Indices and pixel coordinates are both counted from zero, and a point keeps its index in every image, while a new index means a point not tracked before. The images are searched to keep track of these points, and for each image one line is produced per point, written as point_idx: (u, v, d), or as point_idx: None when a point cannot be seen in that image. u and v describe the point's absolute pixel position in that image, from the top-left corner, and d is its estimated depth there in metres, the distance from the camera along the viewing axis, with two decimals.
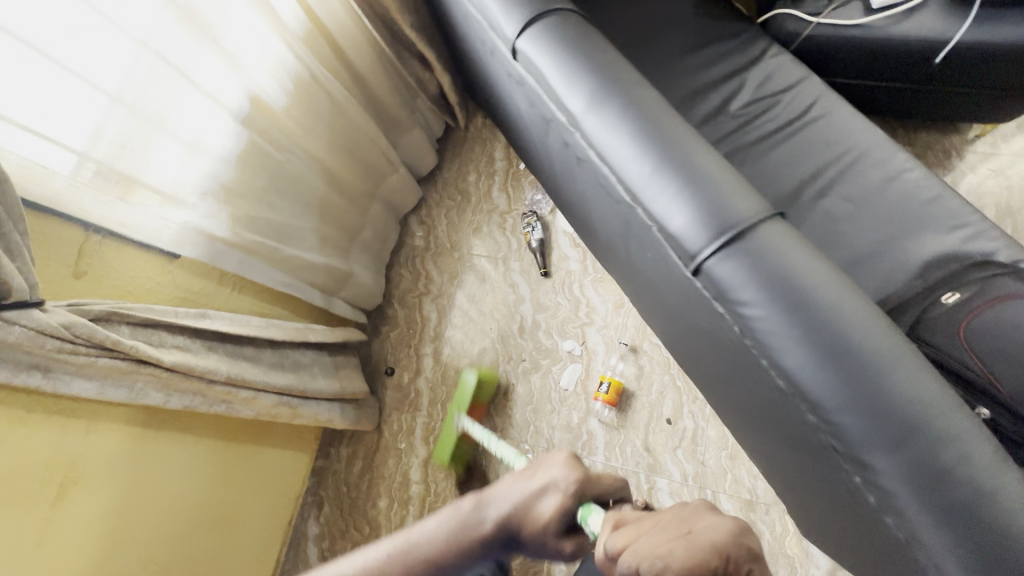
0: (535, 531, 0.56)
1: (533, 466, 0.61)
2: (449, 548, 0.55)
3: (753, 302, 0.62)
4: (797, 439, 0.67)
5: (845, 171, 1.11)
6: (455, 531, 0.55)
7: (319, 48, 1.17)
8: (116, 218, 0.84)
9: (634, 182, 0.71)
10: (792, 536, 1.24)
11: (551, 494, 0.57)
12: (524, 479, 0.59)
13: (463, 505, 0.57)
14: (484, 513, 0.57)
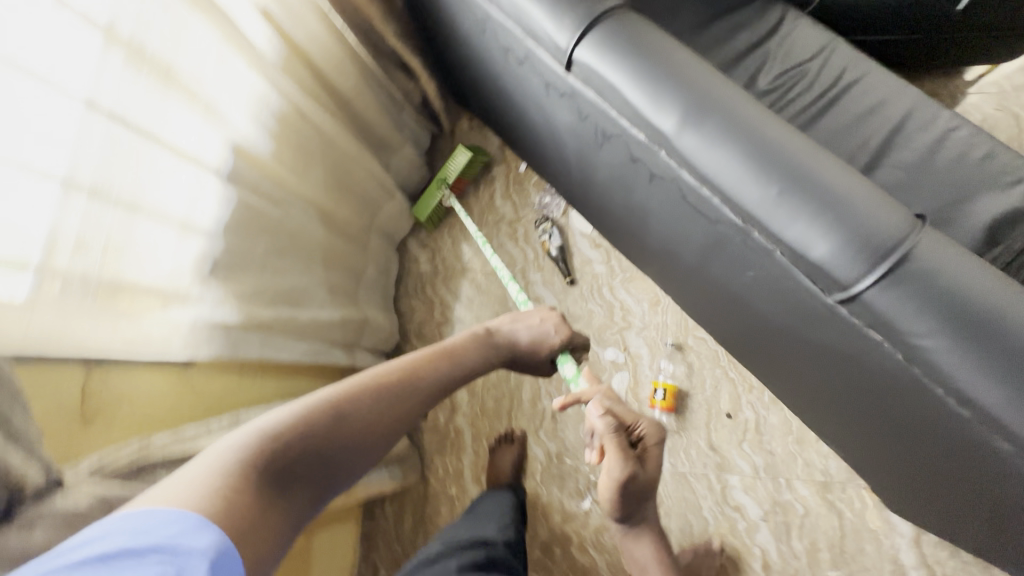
0: (530, 353, 0.93)
1: (531, 313, 0.95)
2: (466, 354, 0.83)
3: (924, 331, 0.55)
4: (978, 464, 0.62)
5: (893, 137, 1.04)
6: (477, 344, 0.86)
7: (301, 77, 0.96)
8: (112, 337, 0.65)
9: (754, 209, 0.61)
10: (872, 510, 1.23)
11: (550, 329, 0.94)
12: (524, 322, 0.93)
13: (473, 330, 0.89)
14: (494, 335, 0.89)
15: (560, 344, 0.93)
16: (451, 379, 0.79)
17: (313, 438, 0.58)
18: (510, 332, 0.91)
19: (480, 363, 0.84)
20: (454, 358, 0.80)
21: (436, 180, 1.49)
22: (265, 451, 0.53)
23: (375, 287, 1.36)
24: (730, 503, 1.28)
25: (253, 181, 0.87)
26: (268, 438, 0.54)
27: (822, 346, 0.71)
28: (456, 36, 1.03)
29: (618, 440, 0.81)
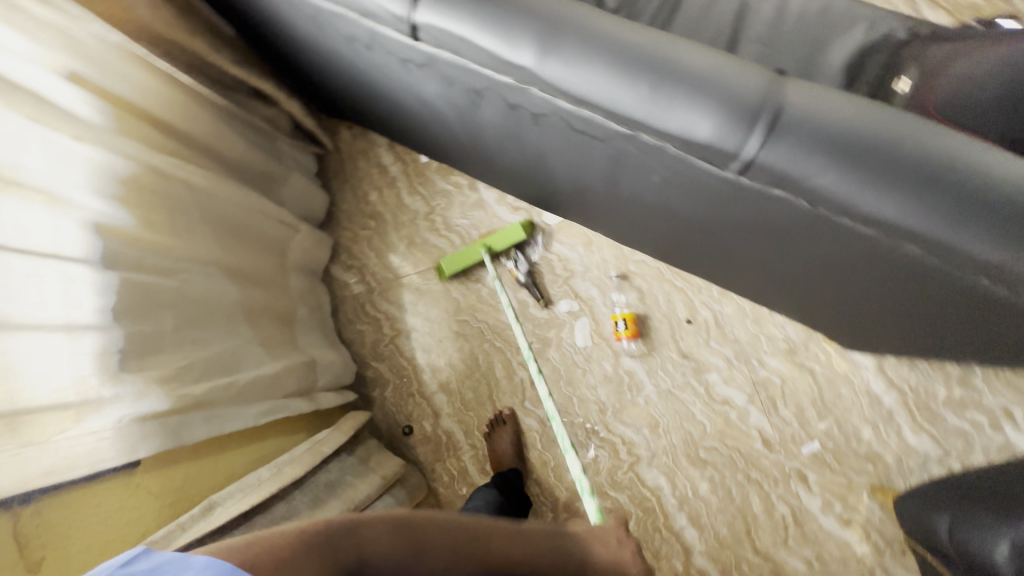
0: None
1: (607, 530, 0.83)
2: (544, 547, 0.76)
3: (820, 172, 0.57)
4: (907, 274, 0.67)
5: (745, 14, 1.08)
6: (553, 542, 0.78)
7: (145, 133, 0.87)
8: (32, 469, 0.60)
9: (633, 112, 0.62)
10: (836, 356, 1.32)
11: (629, 559, 0.80)
12: (602, 541, 0.81)
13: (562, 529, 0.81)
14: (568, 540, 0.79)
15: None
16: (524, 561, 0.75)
17: (387, 545, 0.65)
18: (585, 544, 0.80)
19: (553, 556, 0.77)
20: (536, 552, 0.75)
21: (482, 244, 1.40)
22: (343, 537, 0.62)
23: (312, 326, 1.30)
24: (718, 399, 1.33)
25: (133, 258, 0.79)
26: (352, 529, 0.63)
27: (739, 218, 0.75)
28: (297, 43, 0.97)
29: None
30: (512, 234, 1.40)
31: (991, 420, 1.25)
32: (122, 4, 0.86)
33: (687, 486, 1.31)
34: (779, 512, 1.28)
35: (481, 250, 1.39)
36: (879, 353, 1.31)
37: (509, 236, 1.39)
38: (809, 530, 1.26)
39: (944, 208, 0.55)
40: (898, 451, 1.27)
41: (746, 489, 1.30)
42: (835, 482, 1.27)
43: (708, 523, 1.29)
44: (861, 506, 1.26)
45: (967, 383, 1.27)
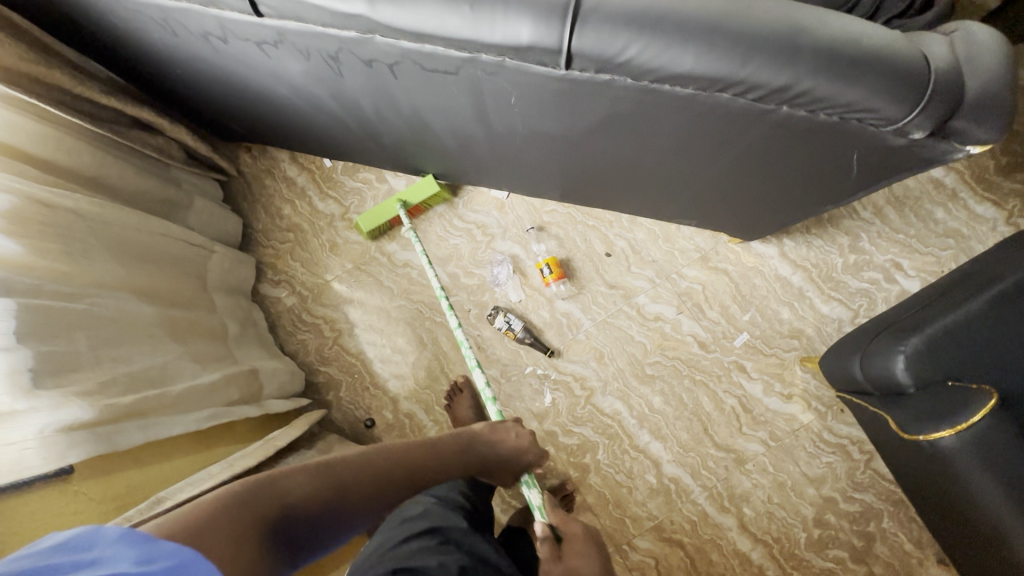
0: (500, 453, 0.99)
1: (505, 427, 1.02)
2: (452, 447, 0.93)
3: (628, 45, 0.65)
4: (737, 127, 0.76)
5: None
6: (460, 441, 0.95)
7: (19, 169, 0.88)
8: None
9: (464, 32, 0.69)
10: (743, 253, 1.44)
11: (523, 444, 1.01)
12: (500, 435, 1.01)
13: (472, 442, 0.96)
14: (476, 440, 0.97)
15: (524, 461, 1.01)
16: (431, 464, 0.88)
17: (307, 492, 0.73)
18: (488, 439, 0.98)
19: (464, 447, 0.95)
20: (438, 444, 0.91)
21: (395, 199, 1.40)
22: (261, 491, 0.69)
23: (248, 341, 1.30)
24: (650, 317, 1.42)
25: (29, 284, 0.80)
26: (270, 485, 0.70)
27: (593, 115, 0.83)
28: (161, 57, 0.99)
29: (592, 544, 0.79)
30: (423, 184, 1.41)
31: (885, 274, 1.39)
32: None
33: (642, 404, 1.39)
34: (728, 404, 1.37)
35: (396, 206, 1.40)
36: (779, 241, 1.43)
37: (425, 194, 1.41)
38: (757, 414, 1.36)
39: (733, 50, 0.63)
40: (816, 322, 1.39)
41: (695, 392, 1.38)
42: (770, 364, 1.38)
43: (669, 432, 1.37)
44: (797, 379, 1.37)
45: (858, 248, 1.41)
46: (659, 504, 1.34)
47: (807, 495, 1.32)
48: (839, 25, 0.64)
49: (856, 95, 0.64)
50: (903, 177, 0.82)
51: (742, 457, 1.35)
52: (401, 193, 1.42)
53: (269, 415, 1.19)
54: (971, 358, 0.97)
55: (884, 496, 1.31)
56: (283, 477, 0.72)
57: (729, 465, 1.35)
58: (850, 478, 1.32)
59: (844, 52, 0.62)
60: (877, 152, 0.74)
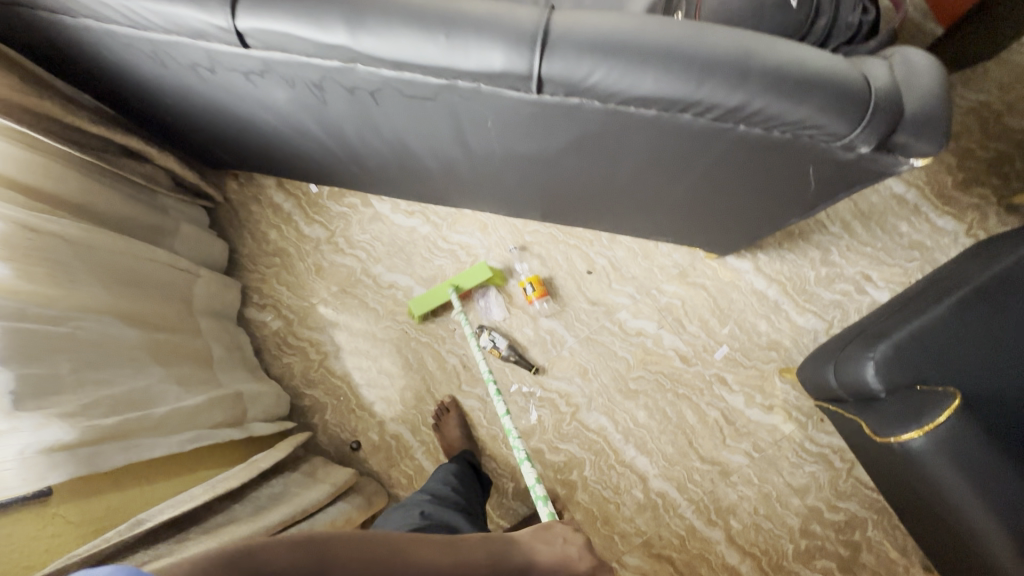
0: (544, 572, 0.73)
1: (553, 530, 0.79)
2: (481, 559, 0.69)
3: (593, 70, 0.70)
4: (700, 145, 0.81)
5: None
6: (492, 549, 0.71)
7: (8, 197, 0.89)
8: None
9: (439, 59, 0.73)
10: (720, 268, 1.48)
11: (573, 554, 0.76)
12: (545, 541, 0.77)
13: (509, 556, 0.71)
14: (514, 550, 0.73)
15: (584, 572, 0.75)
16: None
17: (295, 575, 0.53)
18: (530, 546, 0.75)
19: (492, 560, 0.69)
20: (456, 551, 0.67)
21: (448, 283, 1.43)
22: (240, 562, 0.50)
23: (232, 365, 1.30)
24: (632, 332, 1.45)
25: (13, 308, 0.80)
26: (248, 557, 0.51)
27: (565, 137, 0.87)
28: (151, 88, 1.03)
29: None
30: (478, 273, 1.44)
31: (856, 286, 1.44)
32: None
33: (626, 419, 1.40)
34: (711, 417, 1.39)
35: (449, 290, 1.42)
36: (753, 256, 1.48)
37: (479, 280, 1.43)
38: (740, 425, 1.38)
39: (689, 74, 0.68)
40: (792, 334, 1.43)
41: (679, 405, 1.40)
42: (750, 375, 1.41)
43: (655, 447, 1.38)
44: (777, 390, 1.40)
45: (828, 261, 1.46)
46: (647, 519, 1.34)
47: (792, 505, 1.33)
48: (787, 50, 0.69)
49: (805, 113, 0.69)
50: (856, 191, 0.87)
51: (726, 469, 1.36)
52: (454, 279, 1.44)
53: (253, 438, 1.18)
54: (934, 362, 1.01)
55: (867, 504, 1.32)
56: (272, 551, 0.53)
57: (715, 478, 1.36)
58: (833, 487, 1.34)
59: (792, 75, 0.67)
60: (830, 166, 0.78)
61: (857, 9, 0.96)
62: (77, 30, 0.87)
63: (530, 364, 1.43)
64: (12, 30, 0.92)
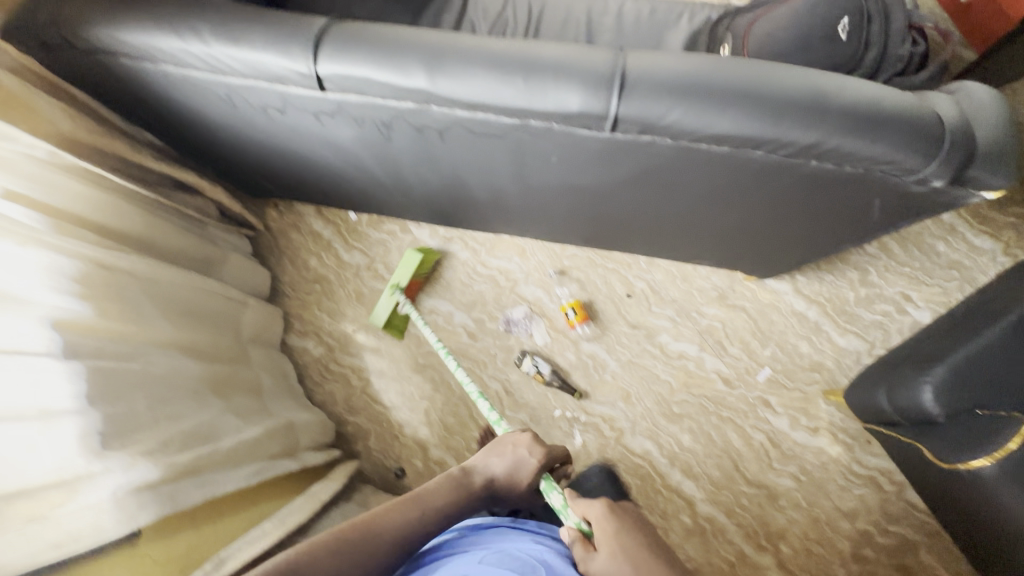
0: (507, 485, 0.88)
1: (504, 442, 0.91)
2: (447, 495, 0.83)
3: (669, 111, 0.72)
4: (766, 179, 0.82)
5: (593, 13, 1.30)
6: (450, 484, 0.85)
7: (84, 236, 0.91)
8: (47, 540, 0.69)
9: (516, 101, 0.76)
10: (760, 290, 1.49)
11: (523, 455, 0.89)
12: (498, 454, 0.90)
13: (468, 479, 0.87)
14: (471, 475, 0.88)
15: (539, 463, 0.88)
16: (432, 516, 0.80)
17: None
18: (484, 467, 0.89)
19: (450, 489, 0.84)
20: (414, 501, 0.80)
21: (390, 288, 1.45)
22: None
23: (281, 394, 1.30)
24: (674, 355, 1.45)
25: (93, 346, 0.82)
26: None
27: (629, 171, 0.89)
28: (214, 127, 1.05)
29: (650, 530, 0.75)
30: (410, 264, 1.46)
31: (897, 306, 1.45)
32: (42, 117, 0.91)
33: (671, 443, 1.40)
34: (757, 440, 1.39)
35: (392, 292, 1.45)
36: (792, 278, 1.49)
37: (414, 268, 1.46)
38: (786, 448, 1.38)
39: (766, 114, 0.70)
40: (835, 355, 1.43)
41: (723, 428, 1.40)
42: (794, 398, 1.41)
43: (701, 471, 1.37)
44: (822, 412, 1.40)
45: (868, 282, 1.47)
46: (696, 545, 1.33)
47: (843, 529, 1.32)
48: (859, 89, 0.72)
49: (879, 150, 0.71)
50: (918, 220, 0.88)
51: (774, 493, 1.35)
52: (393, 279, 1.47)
53: (307, 468, 1.18)
54: (994, 386, 1.01)
55: (919, 527, 1.31)
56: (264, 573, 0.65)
57: (763, 501, 1.35)
58: (883, 511, 1.32)
59: (867, 113, 0.69)
60: (898, 197, 0.79)
61: (908, 42, 0.98)
62: (153, 74, 0.90)
63: (574, 390, 1.43)
64: (88, 78, 0.95)
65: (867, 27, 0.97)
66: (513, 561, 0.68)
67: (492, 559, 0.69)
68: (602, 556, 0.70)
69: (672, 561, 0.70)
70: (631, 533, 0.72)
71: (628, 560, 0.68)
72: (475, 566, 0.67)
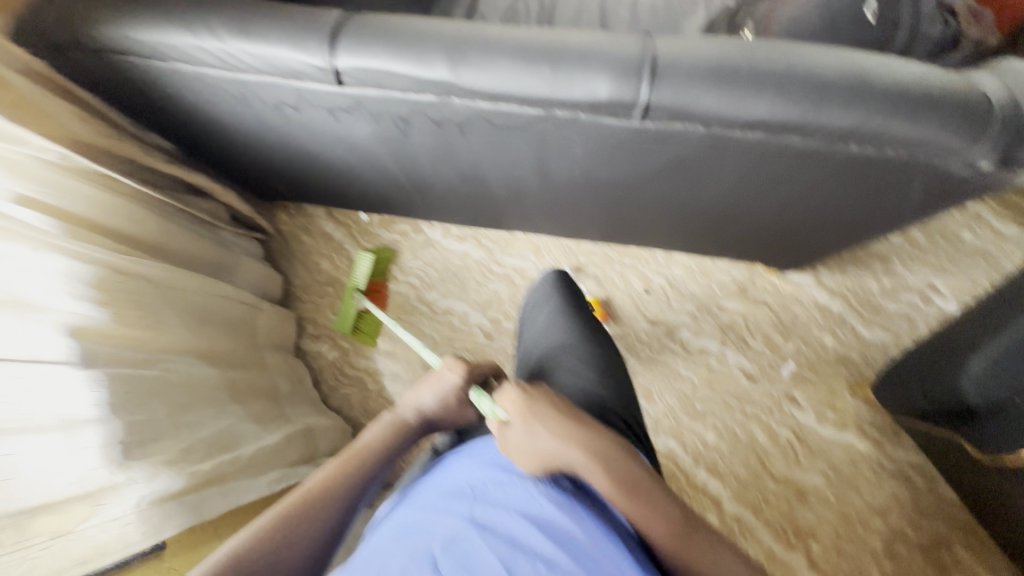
0: (446, 415, 0.81)
1: (434, 369, 0.81)
2: (385, 442, 0.76)
3: (703, 97, 0.70)
4: (802, 166, 0.80)
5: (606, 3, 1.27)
6: (385, 429, 0.77)
7: (97, 239, 0.88)
8: (76, 550, 0.71)
9: (542, 91, 0.73)
10: (781, 282, 1.46)
11: (455, 380, 0.79)
12: (430, 385, 0.80)
13: (403, 418, 0.79)
14: (404, 412, 0.79)
15: (466, 382, 0.79)
16: (378, 467, 0.74)
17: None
18: (420, 401, 0.80)
19: (386, 435, 0.77)
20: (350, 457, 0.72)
21: (350, 292, 1.41)
22: None
23: (298, 398, 1.28)
24: (695, 351, 1.43)
25: (111, 352, 0.79)
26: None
27: (657, 162, 0.86)
28: (225, 127, 1.03)
29: (561, 395, 0.70)
30: (364, 267, 1.41)
31: (923, 297, 1.42)
32: (53, 120, 0.89)
33: (694, 440, 1.36)
34: (783, 437, 1.35)
35: (353, 297, 1.41)
36: (814, 270, 1.46)
37: (368, 270, 1.41)
38: (814, 444, 1.34)
39: (804, 97, 0.68)
40: (860, 347, 1.40)
41: (748, 425, 1.37)
42: (820, 392, 1.38)
43: (726, 469, 1.34)
44: (849, 406, 1.36)
45: (892, 272, 1.44)
46: None
47: (874, 526, 1.28)
48: (900, 69, 0.69)
49: (924, 131, 0.68)
50: (952, 206, 0.86)
51: (804, 491, 1.31)
52: (351, 285, 1.42)
53: None
54: None
55: (952, 522, 1.28)
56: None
57: (791, 498, 1.31)
58: (915, 506, 1.29)
59: (909, 94, 0.67)
60: (941, 180, 0.77)
61: (939, 21, 0.97)
62: (164, 73, 0.87)
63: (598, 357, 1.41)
64: (99, 81, 0.93)
65: (896, 7, 0.95)
66: (443, 494, 0.63)
67: (429, 499, 0.63)
68: (517, 426, 0.65)
69: (587, 414, 0.68)
70: (544, 398, 0.67)
71: (541, 421, 0.64)
72: (417, 514, 0.61)
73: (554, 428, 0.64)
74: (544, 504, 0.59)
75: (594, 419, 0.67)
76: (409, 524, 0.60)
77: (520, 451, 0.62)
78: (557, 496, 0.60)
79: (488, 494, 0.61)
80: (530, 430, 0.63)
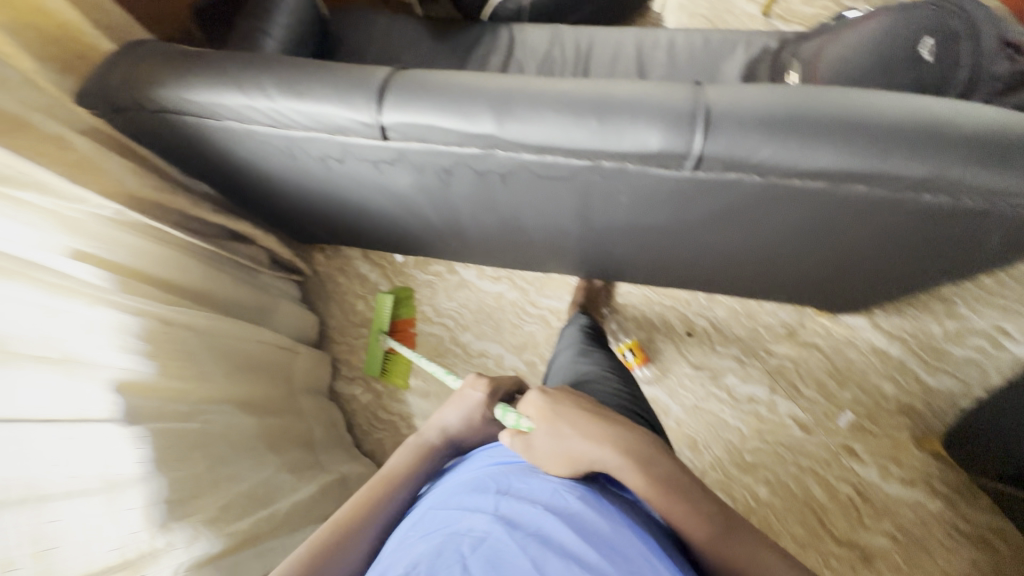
0: (470, 435, 0.80)
1: (460, 389, 0.82)
2: (411, 467, 0.75)
3: (762, 148, 0.67)
4: (865, 217, 0.76)
5: (642, 52, 1.27)
6: (412, 453, 0.77)
7: (145, 291, 0.89)
8: None
9: (591, 143, 0.72)
10: (832, 325, 1.39)
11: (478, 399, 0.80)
12: (455, 405, 0.81)
13: (429, 441, 0.79)
14: (429, 434, 0.79)
15: (490, 399, 0.80)
16: (407, 493, 0.73)
17: None
18: (447, 421, 0.80)
19: (413, 458, 0.76)
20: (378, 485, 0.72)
21: (373, 334, 1.42)
22: None
23: (332, 445, 1.26)
24: (742, 398, 1.35)
25: (155, 407, 0.80)
26: None
27: (706, 211, 0.83)
28: (268, 178, 1.05)
29: (586, 398, 0.70)
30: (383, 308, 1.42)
31: (992, 341, 1.32)
32: (109, 177, 0.93)
33: (745, 496, 1.27)
34: (843, 493, 1.25)
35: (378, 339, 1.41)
36: (868, 311, 1.38)
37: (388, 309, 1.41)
38: (878, 502, 1.24)
39: (873, 147, 0.65)
40: (925, 395, 1.30)
41: (804, 480, 1.27)
42: (883, 445, 1.28)
43: (782, 528, 1.24)
44: (915, 460, 1.26)
45: (955, 314, 1.35)
46: None
47: None
48: (975, 117, 0.66)
49: (1005, 181, 0.64)
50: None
51: (869, 554, 1.20)
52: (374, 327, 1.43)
53: None
54: None
55: None
56: None
57: (855, 563, 1.20)
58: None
59: (982, 143, 0.64)
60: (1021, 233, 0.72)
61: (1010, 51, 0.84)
62: (217, 130, 0.90)
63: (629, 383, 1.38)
64: (154, 138, 0.97)
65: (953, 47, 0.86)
66: (464, 491, 0.60)
67: (450, 497, 0.59)
68: (542, 430, 0.64)
69: (615, 415, 0.66)
70: (569, 402, 0.67)
71: (568, 423, 0.63)
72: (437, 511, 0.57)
73: (582, 428, 0.62)
74: (570, 497, 0.55)
75: (624, 420, 0.65)
76: (429, 522, 0.56)
77: (548, 455, 0.61)
78: (582, 491, 0.56)
79: (511, 487, 0.57)
80: (558, 433, 0.62)
